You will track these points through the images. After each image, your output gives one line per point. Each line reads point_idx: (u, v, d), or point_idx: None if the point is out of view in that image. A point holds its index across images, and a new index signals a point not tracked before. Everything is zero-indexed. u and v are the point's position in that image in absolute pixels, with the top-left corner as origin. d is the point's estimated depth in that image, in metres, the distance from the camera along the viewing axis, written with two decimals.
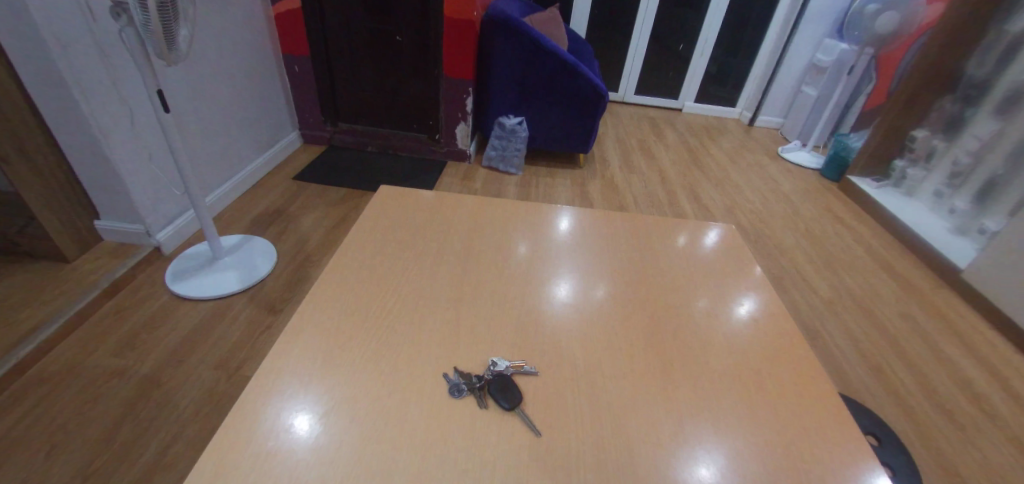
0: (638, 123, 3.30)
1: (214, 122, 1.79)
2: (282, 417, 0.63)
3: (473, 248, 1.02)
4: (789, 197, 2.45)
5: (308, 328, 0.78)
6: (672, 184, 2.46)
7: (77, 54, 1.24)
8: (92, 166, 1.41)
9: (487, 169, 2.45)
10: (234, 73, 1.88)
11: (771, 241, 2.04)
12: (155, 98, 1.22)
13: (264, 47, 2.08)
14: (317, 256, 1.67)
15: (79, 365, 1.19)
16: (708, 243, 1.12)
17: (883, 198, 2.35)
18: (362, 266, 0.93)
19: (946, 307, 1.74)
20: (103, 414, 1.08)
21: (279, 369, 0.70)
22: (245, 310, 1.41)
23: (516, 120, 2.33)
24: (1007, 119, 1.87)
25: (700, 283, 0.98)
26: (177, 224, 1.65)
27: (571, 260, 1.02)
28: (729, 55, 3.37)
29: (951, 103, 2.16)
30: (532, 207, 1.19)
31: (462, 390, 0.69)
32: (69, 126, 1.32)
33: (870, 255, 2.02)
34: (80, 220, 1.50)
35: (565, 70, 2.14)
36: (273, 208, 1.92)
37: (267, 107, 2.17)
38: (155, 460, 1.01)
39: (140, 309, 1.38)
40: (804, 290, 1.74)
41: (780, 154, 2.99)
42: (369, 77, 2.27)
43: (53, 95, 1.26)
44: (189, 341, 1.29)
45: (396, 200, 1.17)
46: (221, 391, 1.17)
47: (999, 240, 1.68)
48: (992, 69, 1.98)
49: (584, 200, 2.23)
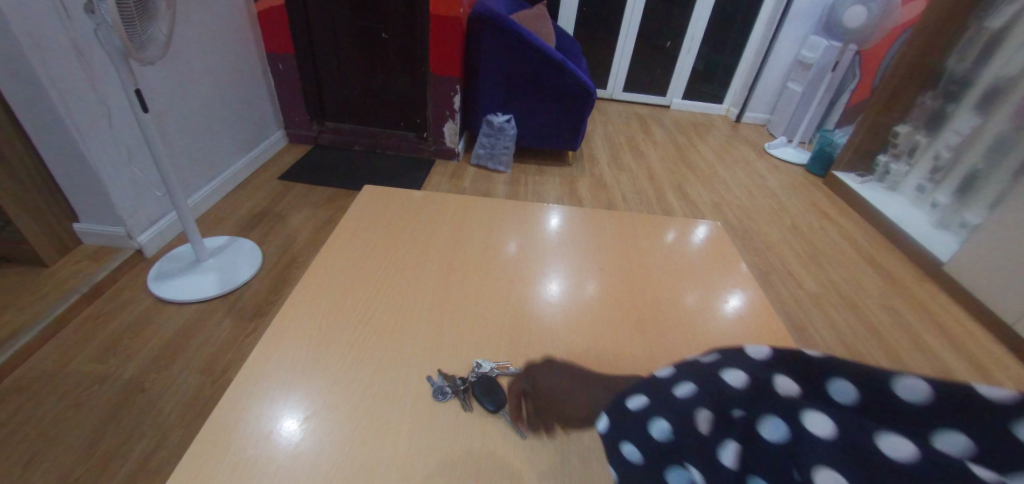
0: (627, 120, 3.31)
1: (195, 121, 1.75)
2: (264, 422, 0.62)
3: (461, 247, 1.01)
4: (776, 193, 2.48)
5: (289, 332, 0.76)
6: (660, 181, 2.47)
7: (51, 52, 1.20)
8: (72, 171, 1.38)
9: (476, 167, 2.44)
10: (215, 69, 1.84)
11: (757, 237, 2.06)
12: (134, 99, 1.19)
13: (247, 45, 2.04)
14: (304, 256, 1.65)
15: (58, 372, 1.16)
16: (696, 239, 1.12)
17: (868, 193, 2.38)
18: (346, 268, 0.91)
19: (929, 300, 1.77)
20: (85, 421, 1.06)
21: (261, 373, 0.69)
22: (231, 312, 1.39)
23: (504, 117, 2.32)
24: (988, 114, 1.91)
25: (688, 279, 0.98)
26: (159, 226, 1.61)
27: (560, 259, 1.01)
28: (715, 52, 3.39)
29: (933, 99, 2.20)
30: (521, 205, 1.18)
31: (446, 393, 0.68)
32: (45, 129, 1.29)
33: (854, 249, 2.06)
34: (59, 223, 1.46)
35: (553, 67, 2.13)
36: (258, 209, 1.89)
37: (250, 106, 2.13)
38: (139, 466, 0.99)
39: (124, 312, 1.35)
40: (789, 284, 1.76)
41: (767, 149, 3.02)
42: (355, 74, 2.24)
43: (26, 91, 1.22)
44: (173, 345, 1.26)
45: (383, 198, 1.15)
46: (207, 396, 1.15)
47: (981, 233, 1.72)
48: (972, 65, 2.02)
49: (573, 198, 2.23)
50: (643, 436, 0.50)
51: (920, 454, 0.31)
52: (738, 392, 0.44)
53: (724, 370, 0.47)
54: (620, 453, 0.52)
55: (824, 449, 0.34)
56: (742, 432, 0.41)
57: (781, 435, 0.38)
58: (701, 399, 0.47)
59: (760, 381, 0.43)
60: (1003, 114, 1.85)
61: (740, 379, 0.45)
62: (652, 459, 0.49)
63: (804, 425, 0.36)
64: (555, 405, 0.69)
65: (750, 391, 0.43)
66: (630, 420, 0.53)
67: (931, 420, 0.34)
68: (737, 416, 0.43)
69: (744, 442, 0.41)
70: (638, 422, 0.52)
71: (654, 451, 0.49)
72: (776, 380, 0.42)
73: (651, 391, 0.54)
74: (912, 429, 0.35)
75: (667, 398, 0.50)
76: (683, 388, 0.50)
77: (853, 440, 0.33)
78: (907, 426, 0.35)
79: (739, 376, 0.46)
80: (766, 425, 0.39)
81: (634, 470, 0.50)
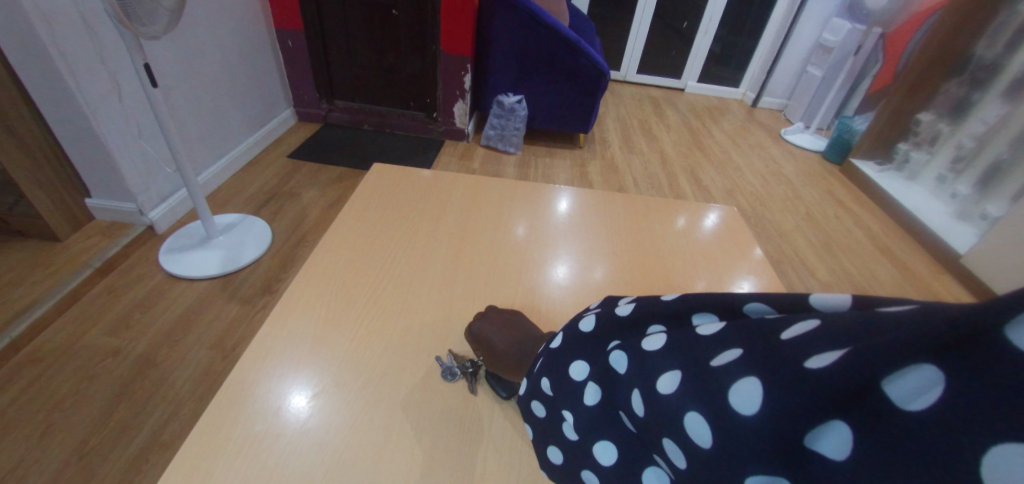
0: (640, 103, 3.24)
1: (204, 97, 1.74)
2: (272, 399, 0.62)
3: (469, 229, 0.99)
4: (791, 180, 2.42)
5: (295, 311, 0.75)
6: (673, 166, 2.43)
7: (61, 26, 1.19)
8: (84, 147, 1.38)
9: (485, 148, 2.41)
10: (224, 44, 1.81)
11: (770, 225, 2.02)
12: (143, 73, 1.17)
13: (255, 20, 2.01)
14: (313, 235, 1.65)
15: (73, 345, 1.18)
16: (708, 224, 1.09)
17: (886, 182, 2.32)
18: (353, 248, 0.90)
19: (945, 293, 1.74)
20: (99, 393, 1.08)
21: (267, 350, 0.68)
22: (242, 288, 1.40)
23: (515, 98, 2.27)
24: (1017, 102, 1.84)
25: (700, 265, 0.96)
26: (170, 202, 1.61)
27: (570, 242, 0.99)
28: (733, 33, 3.29)
29: (959, 86, 2.11)
30: (531, 187, 1.15)
31: (454, 373, 0.68)
32: (56, 103, 1.28)
33: (870, 239, 2.01)
34: (71, 198, 1.47)
35: (566, 46, 2.07)
36: (268, 188, 1.88)
37: (259, 82, 2.10)
38: (153, 439, 1.01)
39: (135, 287, 1.36)
40: (802, 273, 1.74)
41: (783, 135, 2.94)
42: (365, 52, 2.21)
43: (35, 64, 1.21)
44: (183, 320, 1.27)
45: (392, 177, 1.14)
46: (217, 371, 1.16)
47: (1002, 226, 1.67)
48: (1003, 50, 1.93)
49: (584, 181, 2.20)
50: (540, 394, 0.50)
51: (729, 341, 0.31)
52: (591, 333, 0.45)
53: (585, 317, 0.48)
54: (528, 410, 0.52)
55: (661, 368, 0.34)
56: (602, 368, 0.42)
57: (627, 364, 0.38)
58: (572, 349, 0.47)
59: (611, 323, 0.44)
60: None
61: (590, 323, 0.46)
62: (550, 412, 0.48)
63: (647, 348, 0.37)
64: (499, 361, 0.65)
65: (599, 330, 0.44)
66: (531, 380, 0.52)
67: (737, 302, 0.35)
68: (602, 352, 0.43)
69: (603, 380, 0.41)
70: (532, 383, 0.52)
71: (550, 405, 0.48)
72: (620, 313, 0.43)
73: (542, 350, 0.54)
74: (729, 315, 0.35)
75: (549, 353, 0.51)
76: (557, 341, 0.50)
77: (691, 353, 0.33)
78: (719, 313, 0.36)
79: (590, 322, 0.46)
80: (617, 360, 0.39)
81: (543, 427, 0.50)
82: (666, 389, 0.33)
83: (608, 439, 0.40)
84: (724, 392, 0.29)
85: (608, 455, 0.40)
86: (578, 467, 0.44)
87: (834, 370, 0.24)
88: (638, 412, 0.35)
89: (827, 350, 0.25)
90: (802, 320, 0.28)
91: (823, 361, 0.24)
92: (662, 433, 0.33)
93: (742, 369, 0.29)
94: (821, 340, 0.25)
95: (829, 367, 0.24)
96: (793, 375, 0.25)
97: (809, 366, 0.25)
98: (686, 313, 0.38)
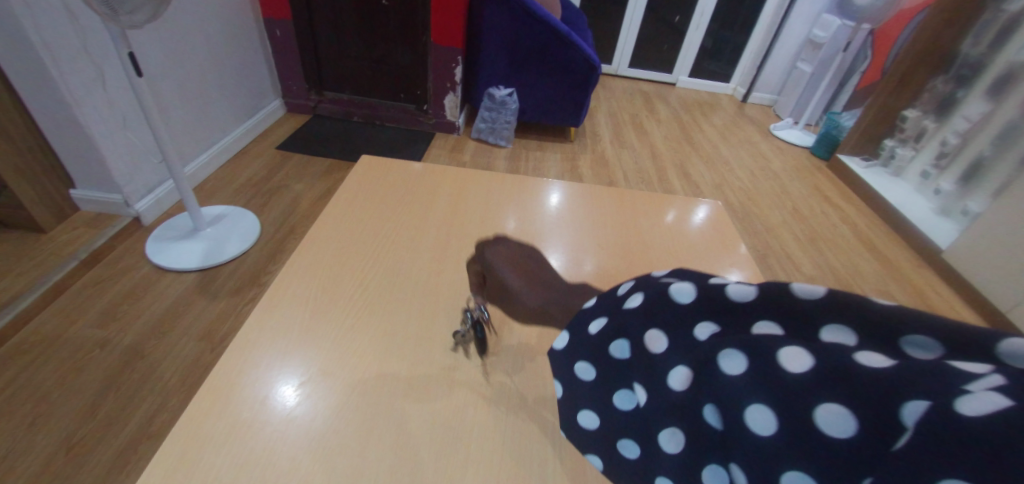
0: (631, 97, 3.25)
1: (190, 87, 1.71)
2: (261, 388, 0.63)
3: (459, 222, 1.00)
4: (778, 175, 2.45)
5: (284, 301, 0.76)
6: (663, 160, 2.44)
7: (43, 13, 1.16)
8: (69, 137, 1.36)
9: (477, 141, 2.41)
10: (210, 33, 1.78)
11: (757, 219, 2.05)
12: (128, 62, 1.16)
13: (243, 9, 1.98)
14: (302, 226, 1.65)
15: (59, 337, 1.17)
16: (695, 220, 1.10)
17: (871, 177, 2.35)
18: (342, 238, 0.90)
19: (925, 286, 1.79)
20: (87, 386, 1.07)
21: (256, 340, 0.69)
22: (230, 279, 1.39)
23: (506, 91, 2.27)
24: (999, 100, 1.88)
25: (686, 260, 0.98)
26: (157, 193, 1.60)
27: (559, 236, 1.00)
28: (724, 29, 3.31)
29: (944, 83, 2.15)
30: (522, 180, 1.16)
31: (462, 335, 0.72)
32: (38, 92, 1.26)
33: (854, 234, 2.05)
34: (56, 189, 1.45)
35: (557, 39, 2.07)
36: (256, 179, 1.87)
37: (247, 73, 2.07)
38: (141, 430, 1.01)
39: (122, 279, 1.35)
40: (786, 267, 1.76)
41: (772, 131, 2.97)
42: (354, 42, 2.19)
43: (16, 52, 1.19)
44: (171, 313, 1.27)
45: (381, 169, 1.14)
46: (206, 363, 1.16)
47: (982, 222, 1.72)
48: (987, 48, 1.97)
49: (574, 175, 2.21)
50: (601, 358, 0.50)
51: (891, 365, 0.29)
52: (686, 312, 0.42)
53: (675, 284, 0.45)
54: (574, 373, 0.53)
55: (803, 388, 0.31)
56: (696, 359, 0.39)
57: (744, 370, 0.35)
58: (655, 321, 0.45)
59: (719, 311, 0.40)
60: (1014, 100, 1.81)
61: (688, 295, 0.43)
62: (607, 381, 0.49)
63: (784, 356, 0.33)
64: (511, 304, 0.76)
65: (699, 309, 0.42)
66: (590, 342, 0.52)
67: (900, 325, 0.31)
68: (690, 336, 0.41)
69: (697, 372, 0.39)
70: (592, 345, 0.51)
71: (609, 371, 0.49)
72: (734, 297, 0.39)
73: (609, 308, 0.51)
74: (882, 338, 0.31)
75: (625, 313, 0.48)
76: (637, 300, 0.47)
77: (838, 368, 0.30)
78: (859, 334, 0.32)
79: (688, 292, 0.43)
80: (732, 359, 0.36)
81: (584, 390, 0.52)
82: (837, 432, 0.29)
83: (677, 427, 0.40)
84: (887, 420, 0.27)
85: (675, 443, 0.40)
86: (622, 434, 0.47)
87: (992, 427, 0.23)
88: (762, 431, 0.33)
89: (987, 397, 0.24)
90: (979, 370, 0.26)
91: (983, 410, 0.23)
92: (782, 456, 0.31)
93: (909, 395, 0.27)
94: (996, 392, 0.24)
95: (989, 419, 0.23)
96: (951, 419, 0.24)
97: (967, 412, 0.24)
98: (815, 318, 0.35)
